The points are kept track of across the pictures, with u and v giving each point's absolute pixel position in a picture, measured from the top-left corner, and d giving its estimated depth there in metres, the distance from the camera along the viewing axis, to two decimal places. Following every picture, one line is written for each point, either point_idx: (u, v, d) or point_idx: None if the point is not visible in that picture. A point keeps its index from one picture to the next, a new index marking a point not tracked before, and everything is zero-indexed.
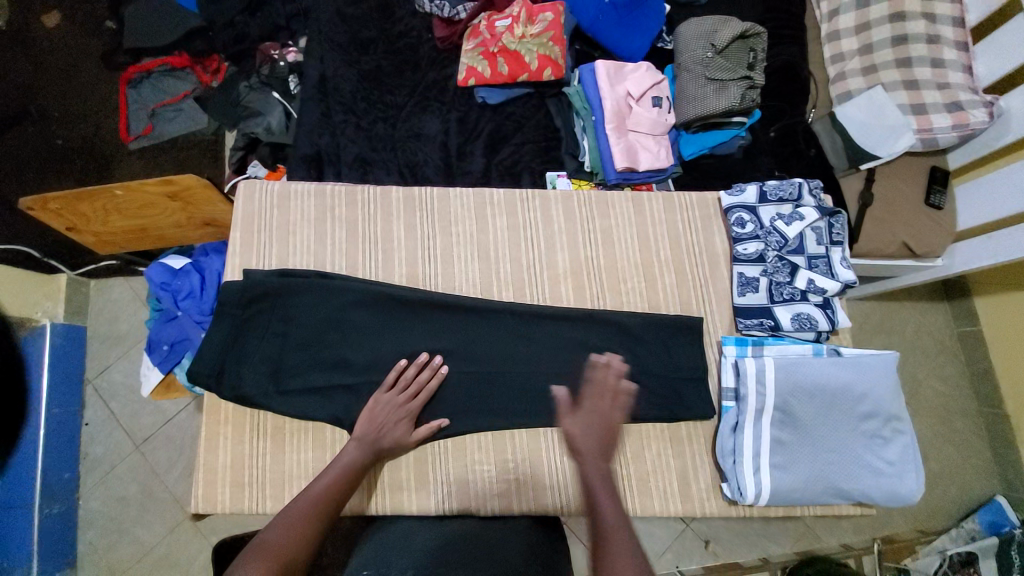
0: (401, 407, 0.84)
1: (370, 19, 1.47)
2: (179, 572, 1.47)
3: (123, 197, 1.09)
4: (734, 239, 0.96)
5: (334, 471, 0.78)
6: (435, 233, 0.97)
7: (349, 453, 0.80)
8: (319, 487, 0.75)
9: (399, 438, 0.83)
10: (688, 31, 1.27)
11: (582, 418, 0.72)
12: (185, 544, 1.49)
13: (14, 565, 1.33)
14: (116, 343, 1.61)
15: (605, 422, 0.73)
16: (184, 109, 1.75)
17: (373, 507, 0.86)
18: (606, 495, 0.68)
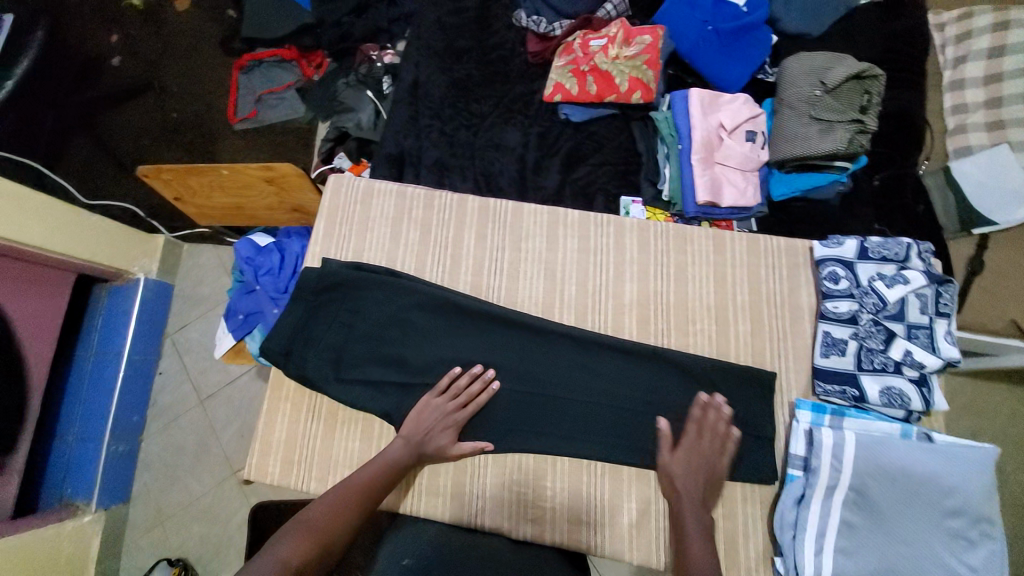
0: (451, 415, 0.84)
1: (468, 29, 1.51)
2: (217, 525, 1.56)
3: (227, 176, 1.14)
4: (825, 294, 0.90)
5: (378, 467, 0.80)
6: (505, 246, 0.96)
7: (394, 451, 0.82)
8: (361, 478, 0.78)
9: (445, 446, 0.83)
10: (794, 67, 1.21)
11: (686, 460, 0.80)
12: (228, 500, 1.58)
13: (80, 492, 1.46)
14: (196, 305, 1.75)
15: (705, 470, 0.80)
16: (286, 98, 1.88)
17: (407, 507, 0.86)
18: (701, 540, 0.73)
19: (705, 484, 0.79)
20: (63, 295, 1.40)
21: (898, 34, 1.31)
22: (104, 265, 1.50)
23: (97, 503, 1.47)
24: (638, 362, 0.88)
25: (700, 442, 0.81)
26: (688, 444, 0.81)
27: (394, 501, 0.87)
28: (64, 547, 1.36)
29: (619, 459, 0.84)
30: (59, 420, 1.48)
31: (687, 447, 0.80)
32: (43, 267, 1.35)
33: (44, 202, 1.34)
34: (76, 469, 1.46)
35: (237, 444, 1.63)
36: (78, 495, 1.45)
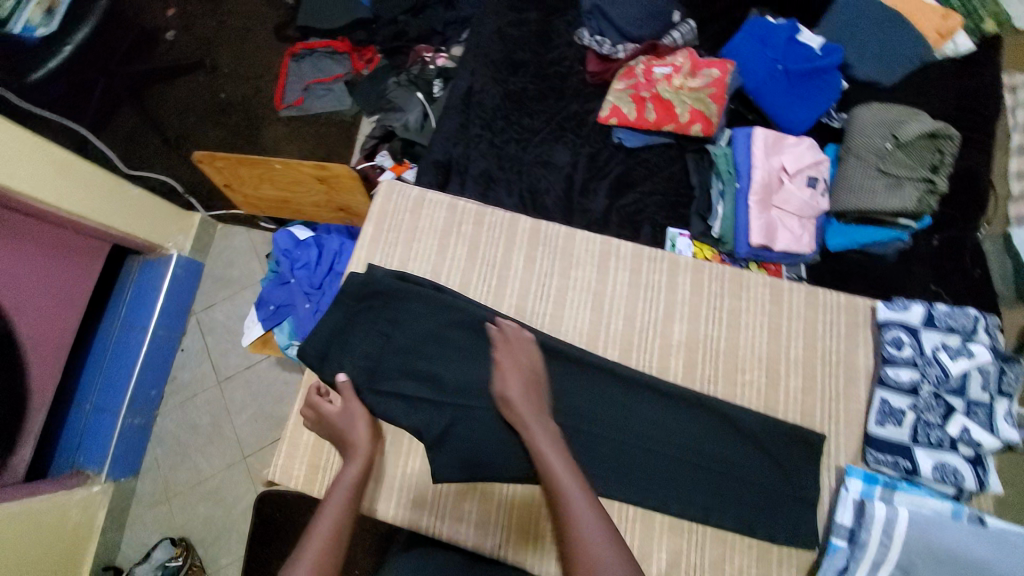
0: (353, 414, 0.85)
1: (528, 42, 1.51)
2: (222, 509, 1.55)
3: (279, 170, 1.13)
4: (886, 360, 0.87)
5: (346, 486, 0.79)
6: (554, 272, 0.94)
7: (349, 476, 0.80)
8: (332, 520, 0.75)
9: (361, 450, 0.83)
10: (865, 117, 1.18)
11: (514, 384, 0.79)
12: (235, 485, 1.58)
13: (90, 462, 1.46)
14: (225, 286, 1.75)
15: (531, 383, 0.80)
16: (333, 90, 1.88)
17: (377, 509, 0.86)
18: (556, 452, 0.74)
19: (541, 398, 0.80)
20: (94, 265, 1.41)
21: (969, 91, 1.27)
22: (144, 240, 1.52)
23: (107, 475, 1.47)
24: (683, 408, 0.85)
25: (518, 361, 0.82)
26: (509, 363, 0.81)
27: (371, 504, 0.87)
28: (71, 514, 1.35)
29: (650, 504, 0.82)
30: (78, 388, 1.49)
31: (503, 365, 0.81)
32: (76, 234, 1.35)
33: (95, 173, 1.36)
34: (89, 439, 1.47)
35: (251, 429, 1.62)
36: (88, 465, 1.46)
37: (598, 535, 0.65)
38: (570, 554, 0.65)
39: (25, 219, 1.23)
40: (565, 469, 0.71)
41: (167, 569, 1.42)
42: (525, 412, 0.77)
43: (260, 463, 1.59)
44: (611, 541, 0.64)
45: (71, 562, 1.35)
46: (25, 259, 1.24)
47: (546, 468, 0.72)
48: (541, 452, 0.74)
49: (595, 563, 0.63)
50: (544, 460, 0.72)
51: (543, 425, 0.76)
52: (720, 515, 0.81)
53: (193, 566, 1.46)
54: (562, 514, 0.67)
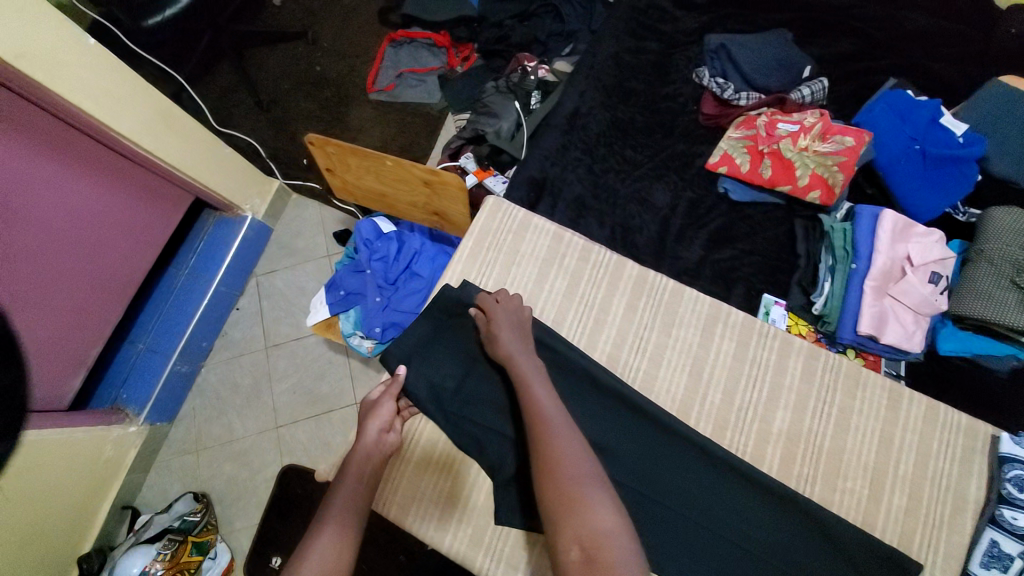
0: (378, 402, 0.82)
1: (643, 72, 1.47)
2: (246, 472, 1.50)
3: (388, 167, 1.14)
4: (1003, 499, 0.77)
5: (357, 469, 0.77)
6: (654, 326, 0.90)
7: (358, 459, 0.78)
8: (342, 505, 0.73)
9: (364, 439, 0.79)
10: (1001, 219, 1.08)
11: (507, 322, 0.83)
12: (263, 451, 1.52)
13: (133, 401, 1.44)
14: (289, 255, 1.73)
15: (522, 326, 0.84)
16: (426, 82, 1.87)
17: (409, 524, 0.84)
18: (543, 385, 0.76)
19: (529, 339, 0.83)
20: (171, 212, 1.40)
21: None
22: (221, 194, 1.50)
23: (144, 417, 1.45)
24: (772, 504, 0.78)
25: (515, 304, 0.86)
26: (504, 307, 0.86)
27: (400, 514, 0.85)
28: (105, 449, 1.34)
29: None
30: (136, 324, 1.50)
31: (502, 306, 0.85)
32: (165, 181, 1.36)
33: (192, 124, 1.35)
34: (136, 377, 1.45)
35: (287, 400, 1.57)
36: (130, 403, 1.44)
37: (576, 447, 0.67)
38: (546, 461, 0.66)
39: (118, 158, 1.23)
40: (546, 395, 0.74)
41: (183, 523, 1.37)
42: (513, 343, 0.80)
43: (291, 437, 1.52)
44: (587, 456, 0.67)
45: (94, 496, 1.32)
46: (116, 195, 1.25)
47: (527, 392, 0.74)
48: (522, 379, 0.76)
49: (573, 468, 0.65)
50: (526, 385, 0.75)
51: (530, 359, 0.79)
52: None
53: (208, 525, 1.40)
54: (543, 427, 0.69)
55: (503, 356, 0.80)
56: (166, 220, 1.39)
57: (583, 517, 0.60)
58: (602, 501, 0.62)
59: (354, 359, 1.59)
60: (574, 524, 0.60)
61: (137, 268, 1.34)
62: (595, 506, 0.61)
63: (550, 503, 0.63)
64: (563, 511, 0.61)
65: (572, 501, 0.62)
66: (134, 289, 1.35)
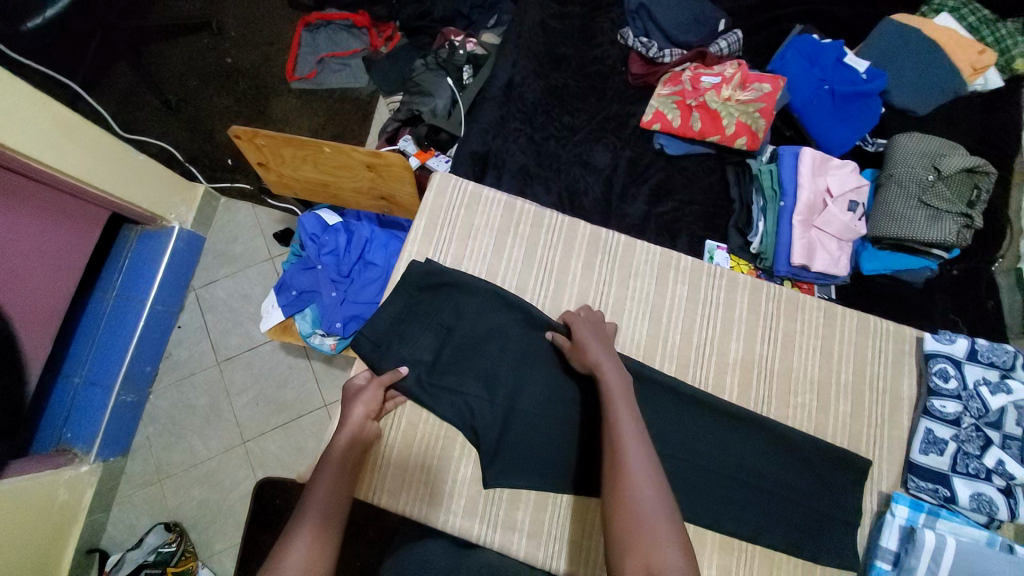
0: (359, 390, 0.82)
1: (571, 36, 1.47)
2: (218, 493, 1.45)
3: (327, 154, 1.10)
4: (932, 390, 0.88)
5: (337, 465, 0.75)
6: (612, 281, 0.94)
7: (339, 448, 0.76)
8: (320, 502, 0.70)
9: (349, 427, 0.78)
10: (906, 145, 1.19)
11: (596, 335, 0.82)
12: (232, 468, 1.47)
13: (78, 439, 1.35)
14: (228, 262, 1.64)
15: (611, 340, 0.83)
16: (350, 65, 1.81)
17: (403, 509, 0.84)
18: (624, 400, 0.73)
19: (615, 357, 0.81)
20: (91, 232, 1.29)
21: (993, 126, 1.33)
22: (144, 207, 1.40)
23: (95, 456, 1.36)
24: (733, 424, 0.85)
25: (598, 324, 0.85)
26: (588, 325, 0.85)
27: (392, 500, 0.84)
28: (58, 494, 1.25)
29: (704, 522, 0.81)
30: (68, 357, 1.37)
31: (587, 324, 0.84)
32: (75, 200, 1.24)
33: (99, 132, 1.25)
34: (78, 415, 1.35)
35: (251, 412, 1.51)
36: (75, 442, 1.34)
37: (651, 475, 0.64)
38: (622, 480, 0.64)
39: (18, 179, 1.11)
40: (630, 414, 0.71)
41: (159, 555, 1.32)
42: (602, 357, 0.79)
43: (261, 450, 1.48)
44: (659, 487, 0.63)
45: (55, 543, 1.24)
46: (21, 221, 1.12)
47: (612, 409, 0.72)
48: (609, 395, 0.74)
49: (643, 497, 0.62)
50: (613, 403, 0.73)
51: (616, 375, 0.76)
52: (768, 534, 0.81)
53: (187, 552, 1.36)
54: (618, 443, 0.68)
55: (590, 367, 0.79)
56: (88, 241, 1.28)
57: (651, 547, 0.58)
58: (668, 536, 0.59)
59: (315, 360, 1.55)
60: (642, 557, 0.57)
61: (61, 296, 1.23)
62: (661, 538, 0.58)
63: (616, 523, 0.61)
64: (634, 538, 0.59)
65: (639, 528, 0.59)
66: (62, 320, 1.24)
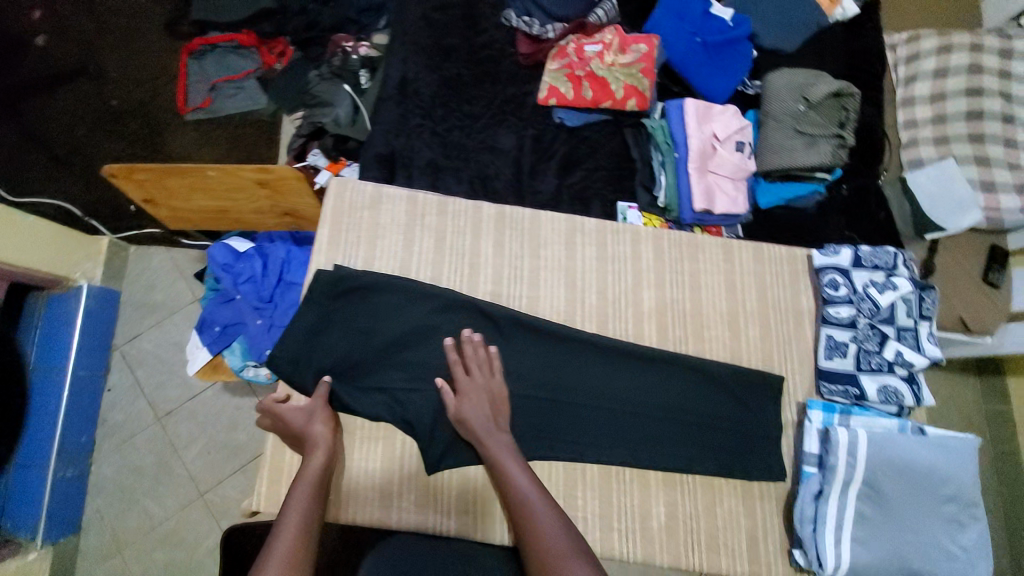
0: (311, 411, 0.83)
1: (456, 26, 1.45)
2: (183, 550, 1.38)
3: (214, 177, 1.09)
4: (826, 300, 0.95)
5: (309, 483, 0.76)
6: (524, 254, 0.96)
7: (313, 467, 0.78)
8: (296, 519, 0.71)
9: (317, 448, 0.80)
10: (777, 82, 1.29)
11: (477, 400, 0.83)
12: (195, 522, 1.41)
13: (20, 526, 1.28)
14: (150, 313, 1.52)
15: (493, 404, 0.84)
16: (245, 87, 1.68)
17: (352, 518, 0.83)
18: (514, 462, 0.79)
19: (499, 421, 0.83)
20: None
21: (858, 52, 1.42)
22: (42, 269, 1.32)
23: (44, 538, 1.28)
24: (656, 367, 0.90)
25: (484, 384, 0.85)
26: (466, 395, 0.83)
27: (338, 511, 0.84)
28: None
29: (644, 463, 0.86)
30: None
31: (469, 395, 0.83)
32: None
33: None
34: (17, 497, 1.29)
35: (204, 462, 1.44)
36: (17, 530, 1.28)
37: (554, 524, 0.72)
38: (532, 537, 0.71)
39: None
40: (520, 472, 0.78)
41: None
42: (482, 426, 0.82)
43: (221, 498, 1.42)
44: (566, 532, 0.71)
45: None
46: None
47: (502, 472, 0.78)
48: (496, 460, 0.79)
49: (552, 546, 0.69)
50: (503, 468, 0.78)
51: (500, 440, 0.81)
52: (700, 464, 0.86)
53: None
54: (518, 505, 0.74)
55: (473, 437, 0.82)
56: None
57: None
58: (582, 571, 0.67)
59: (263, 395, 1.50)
60: None
61: None
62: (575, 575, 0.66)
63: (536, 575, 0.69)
64: None
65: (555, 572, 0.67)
66: None
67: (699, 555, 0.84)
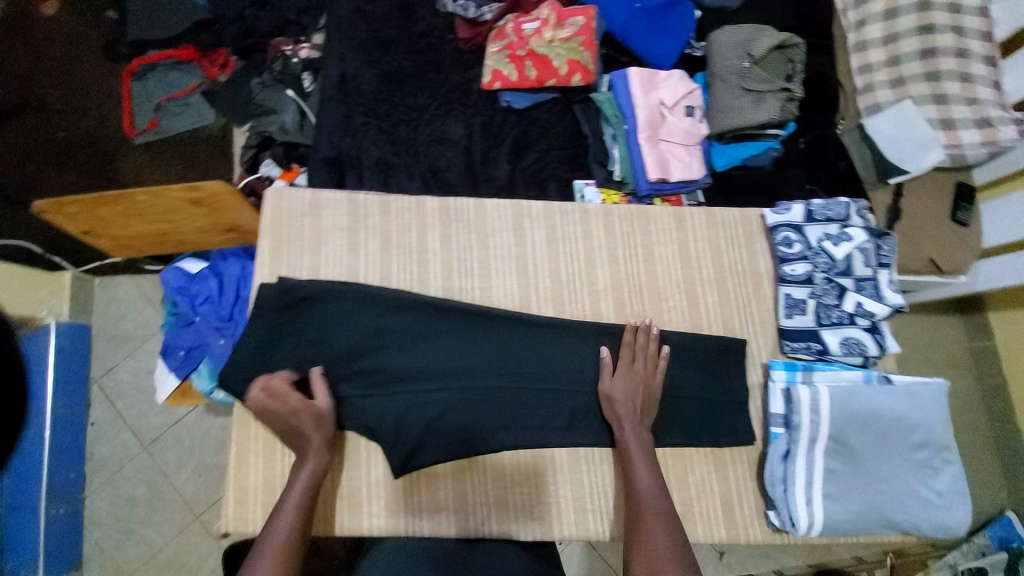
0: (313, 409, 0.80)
1: (391, 17, 1.40)
2: None
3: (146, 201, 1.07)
4: (781, 258, 0.94)
5: (303, 486, 0.76)
6: (472, 246, 0.94)
7: (305, 473, 0.77)
8: (285, 525, 0.72)
9: (312, 452, 0.78)
10: (720, 40, 1.26)
11: (627, 392, 0.83)
12: (194, 547, 1.37)
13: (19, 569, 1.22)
14: (123, 343, 1.46)
15: (644, 401, 0.84)
16: (191, 104, 1.57)
17: (339, 527, 0.82)
18: (646, 461, 0.79)
19: (649, 411, 0.83)
20: None
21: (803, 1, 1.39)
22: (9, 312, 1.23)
23: None
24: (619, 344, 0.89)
25: (642, 378, 0.84)
26: (626, 377, 0.85)
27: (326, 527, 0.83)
28: None
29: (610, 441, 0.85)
30: None
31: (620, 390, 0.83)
32: None
33: None
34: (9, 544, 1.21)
35: (195, 487, 1.39)
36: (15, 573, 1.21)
37: (664, 526, 0.73)
38: (638, 532, 0.73)
39: None
40: (647, 470, 0.78)
41: None
42: (624, 419, 0.82)
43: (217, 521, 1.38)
44: (670, 535, 0.72)
45: None
46: None
47: (630, 465, 0.79)
48: (627, 452, 0.80)
49: (656, 545, 0.71)
50: (630, 462, 0.79)
51: (640, 438, 0.81)
52: (669, 436, 0.85)
53: None
54: (637, 503, 0.76)
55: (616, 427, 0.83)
56: None
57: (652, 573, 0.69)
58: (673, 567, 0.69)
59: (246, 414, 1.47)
60: None
61: None
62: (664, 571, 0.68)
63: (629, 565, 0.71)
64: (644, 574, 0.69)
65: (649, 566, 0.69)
66: None
67: None
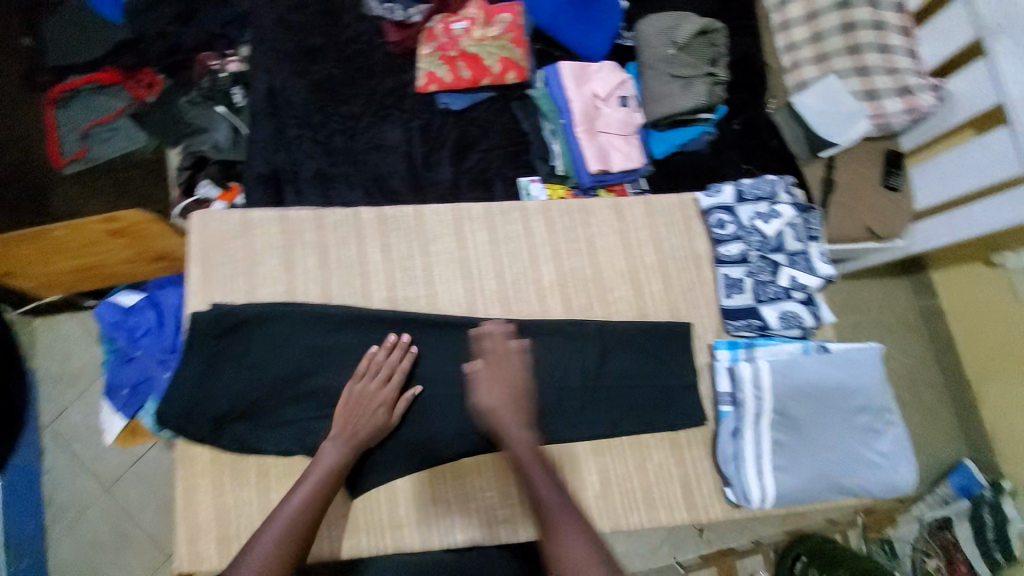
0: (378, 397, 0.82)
1: (316, 25, 1.36)
2: None
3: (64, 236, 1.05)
4: (716, 240, 0.96)
5: (319, 476, 0.76)
6: (414, 253, 0.93)
7: (331, 460, 0.77)
8: (290, 512, 0.72)
9: (345, 442, 0.79)
10: (646, 30, 1.29)
11: (499, 395, 0.79)
12: None
13: None
14: (71, 385, 1.35)
15: (517, 395, 0.80)
16: (120, 129, 1.46)
17: (350, 546, 0.81)
18: (537, 463, 0.75)
19: (525, 413, 0.79)
20: None
21: None
22: None
23: None
24: (572, 338, 0.89)
25: (508, 375, 0.81)
26: (494, 381, 0.81)
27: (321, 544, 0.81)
28: None
29: (569, 437, 0.85)
30: None
31: (488, 392, 0.79)
32: None
33: None
34: None
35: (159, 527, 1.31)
36: None
37: (573, 531, 0.68)
38: (550, 538, 0.69)
39: None
40: (541, 472, 0.73)
41: None
42: (505, 422, 0.77)
43: None
44: (584, 541, 0.68)
45: None
46: None
47: (523, 469, 0.74)
48: (518, 457, 0.75)
49: (569, 555, 0.66)
50: (524, 466, 0.74)
51: (526, 439, 0.76)
52: (624, 423, 0.86)
53: None
54: (538, 511, 0.71)
55: (497, 432, 0.78)
56: None
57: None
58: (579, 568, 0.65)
59: None
60: None
61: None
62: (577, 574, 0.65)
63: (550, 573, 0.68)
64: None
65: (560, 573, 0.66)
66: None
67: (638, 512, 0.85)
